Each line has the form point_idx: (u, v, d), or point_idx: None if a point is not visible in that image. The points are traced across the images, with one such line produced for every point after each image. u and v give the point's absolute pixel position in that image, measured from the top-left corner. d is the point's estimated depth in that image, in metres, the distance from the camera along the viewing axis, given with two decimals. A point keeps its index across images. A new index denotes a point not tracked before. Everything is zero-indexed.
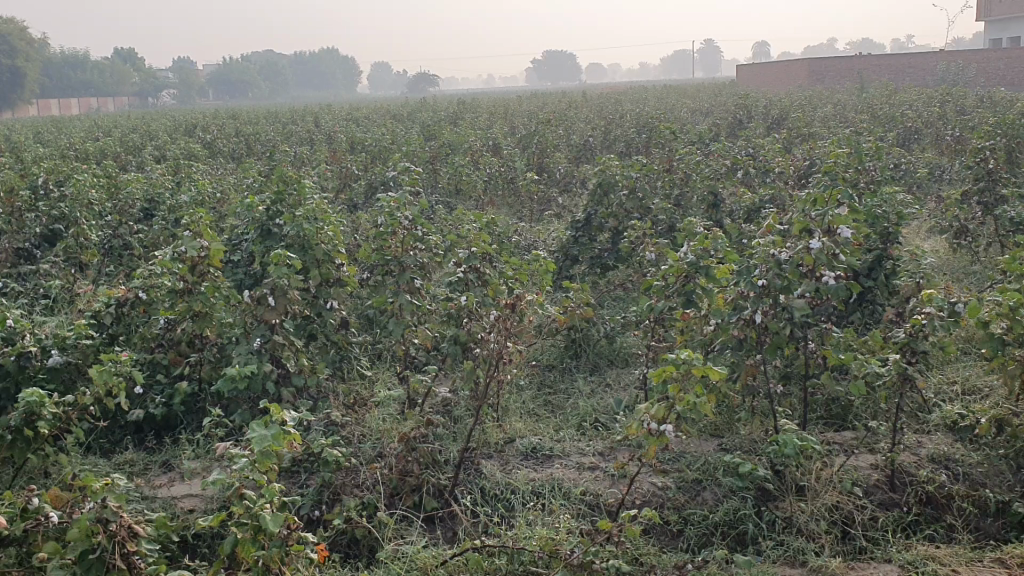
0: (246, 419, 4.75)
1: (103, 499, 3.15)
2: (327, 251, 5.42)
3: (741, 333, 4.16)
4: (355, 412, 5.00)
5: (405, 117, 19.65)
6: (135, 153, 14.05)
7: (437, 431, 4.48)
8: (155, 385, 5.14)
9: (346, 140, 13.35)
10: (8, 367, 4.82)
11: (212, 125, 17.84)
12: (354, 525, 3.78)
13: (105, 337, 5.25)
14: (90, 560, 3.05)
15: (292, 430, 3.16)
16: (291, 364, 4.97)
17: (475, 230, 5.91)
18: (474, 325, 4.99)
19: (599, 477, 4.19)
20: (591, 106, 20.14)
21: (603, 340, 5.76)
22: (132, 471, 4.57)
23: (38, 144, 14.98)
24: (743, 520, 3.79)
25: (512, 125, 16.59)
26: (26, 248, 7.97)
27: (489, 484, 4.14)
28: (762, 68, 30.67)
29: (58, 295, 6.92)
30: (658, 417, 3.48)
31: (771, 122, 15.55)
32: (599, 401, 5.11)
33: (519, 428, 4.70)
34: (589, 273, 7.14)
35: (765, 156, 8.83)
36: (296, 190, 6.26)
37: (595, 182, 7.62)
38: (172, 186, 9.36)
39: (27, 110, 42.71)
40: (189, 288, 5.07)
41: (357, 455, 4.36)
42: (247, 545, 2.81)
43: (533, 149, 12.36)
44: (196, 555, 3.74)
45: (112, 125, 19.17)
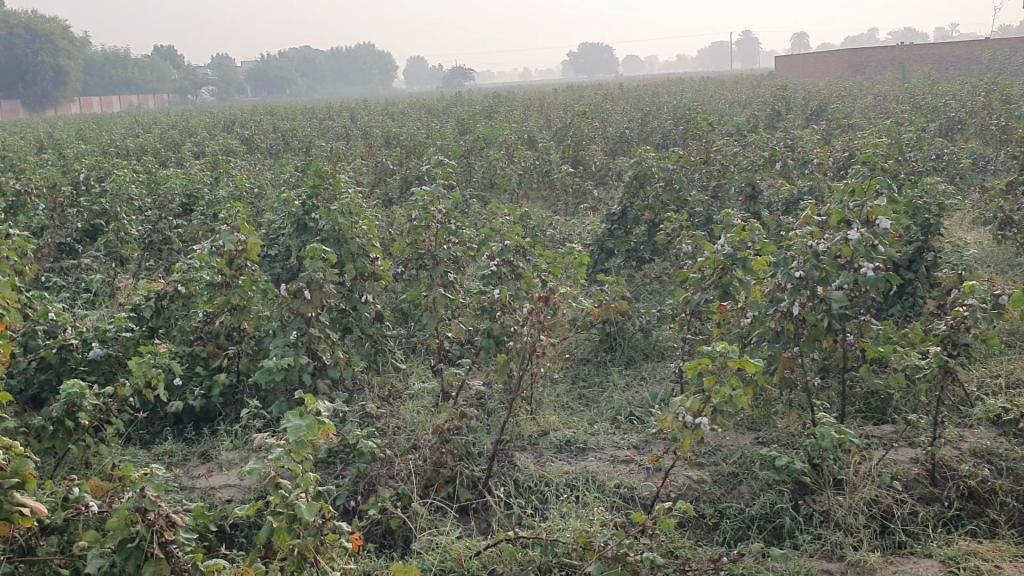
0: (283, 411, 4.79)
1: (142, 488, 3.17)
2: (362, 246, 5.48)
3: (777, 326, 4.11)
4: (390, 405, 5.02)
5: (439, 112, 19.71)
6: (175, 150, 14.24)
7: (471, 423, 4.49)
8: (193, 377, 5.19)
9: (381, 135, 13.41)
10: (51, 360, 4.91)
11: (250, 122, 18.01)
12: (389, 515, 3.79)
13: (145, 330, 5.33)
14: (128, 549, 3.09)
15: (328, 421, 3.13)
16: (326, 356, 4.99)
17: (509, 223, 5.90)
18: (507, 318, 4.98)
19: (633, 470, 4.16)
20: (627, 99, 20.01)
21: (638, 334, 5.72)
22: (171, 462, 4.62)
23: (80, 141, 15.26)
24: (779, 514, 3.75)
25: (548, 118, 16.58)
26: (69, 242, 8.11)
27: (523, 477, 4.13)
28: (801, 58, 30.31)
29: (100, 289, 7.04)
30: (693, 410, 3.44)
31: (810, 114, 15.35)
32: (634, 394, 5.08)
33: (553, 420, 4.69)
34: (625, 266, 7.10)
35: (802, 147, 8.72)
36: (331, 185, 6.31)
37: (631, 174, 7.59)
38: (210, 181, 9.49)
39: (70, 109, 43.47)
40: (227, 281, 5.16)
41: (392, 447, 4.37)
42: (283, 534, 2.80)
43: (569, 141, 12.33)
44: (233, 545, 3.80)
45: (152, 124, 19.43)
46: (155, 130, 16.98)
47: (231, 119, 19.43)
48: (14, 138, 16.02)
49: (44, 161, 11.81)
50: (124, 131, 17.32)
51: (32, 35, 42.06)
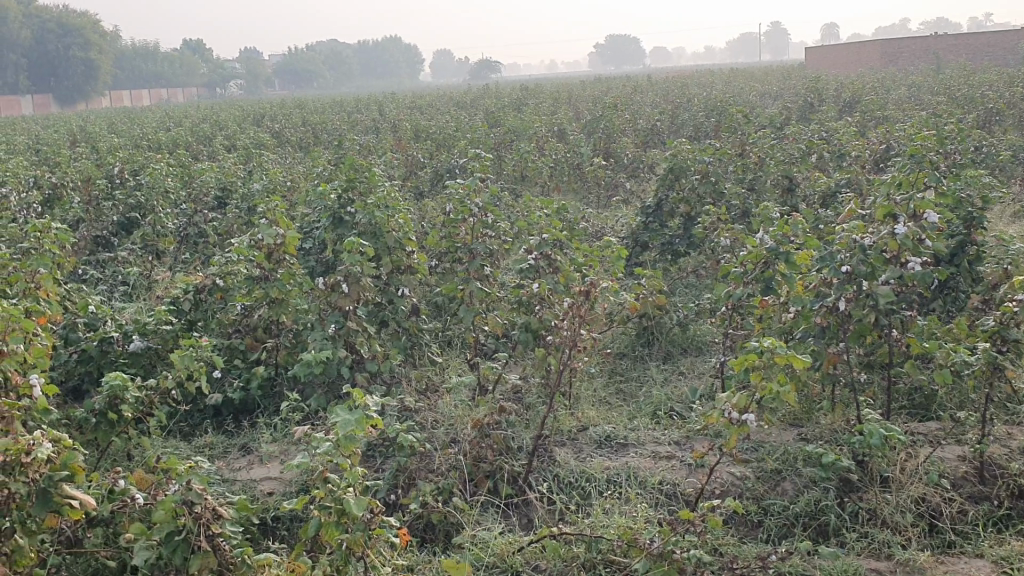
0: (321, 404, 4.80)
1: (188, 481, 3.20)
2: (398, 239, 5.48)
3: (823, 321, 4.01)
4: (428, 399, 5.01)
5: (467, 104, 19.70)
6: (207, 144, 14.34)
7: (509, 418, 4.48)
8: (233, 369, 5.22)
9: (411, 128, 13.41)
10: (92, 352, 4.96)
11: (280, 116, 18.11)
12: (430, 509, 3.79)
13: (184, 323, 5.36)
14: (176, 541, 3.11)
15: (376, 415, 3.13)
16: (364, 349, 4.98)
17: (547, 217, 5.87)
18: (545, 312, 4.95)
19: (675, 466, 4.13)
20: (657, 91, 19.87)
21: (676, 328, 5.67)
22: (212, 454, 4.64)
23: (112, 135, 15.40)
24: (825, 511, 3.71)
25: (578, 111, 16.52)
26: (105, 235, 8.18)
27: (564, 472, 4.11)
28: (831, 49, 29.98)
29: (137, 281, 7.10)
30: (739, 407, 3.43)
31: (843, 106, 15.19)
32: (673, 389, 5.04)
33: (592, 415, 4.66)
34: (660, 259, 7.06)
35: (839, 139, 8.62)
36: (367, 178, 6.32)
37: (666, 166, 7.53)
38: (243, 174, 9.53)
39: (100, 102, 43.87)
40: (265, 275, 5.19)
41: (431, 441, 4.37)
42: (331, 529, 2.80)
43: (600, 134, 12.27)
44: (275, 538, 3.83)
45: (183, 118, 19.58)
46: (186, 124, 17.12)
47: (261, 112, 19.53)
48: (48, 132, 16.19)
49: (79, 155, 11.93)
50: (155, 125, 17.47)
51: (63, 29, 42.45)
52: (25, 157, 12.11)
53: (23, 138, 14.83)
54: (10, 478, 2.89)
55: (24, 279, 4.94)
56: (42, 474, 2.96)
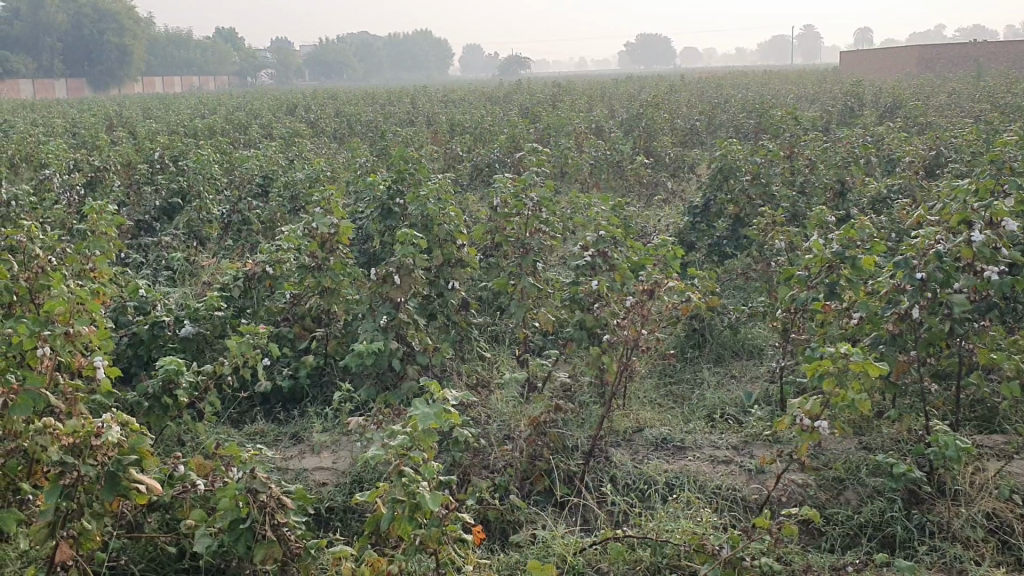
0: (371, 396, 4.76)
1: (253, 469, 3.13)
2: (449, 232, 5.40)
3: (894, 328, 3.93)
4: (478, 393, 4.96)
5: (500, 100, 19.60)
6: (243, 131, 14.36)
7: (564, 417, 4.43)
8: (282, 357, 5.21)
9: (447, 121, 13.37)
10: (143, 336, 4.90)
11: (314, 106, 18.11)
12: (486, 506, 3.75)
13: (235, 309, 5.33)
14: (239, 530, 3.07)
15: (453, 409, 3.14)
16: (416, 341, 4.91)
17: (602, 214, 5.79)
18: (601, 309, 4.87)
19: (734, 471, 4.07)
20: (693, 91, 19.71)
21: (727, 331, 5.60)
22: (263, 442, 4.61)
23: (149, 120, 15.45)
24: (891, 523, 3.64)
25: (614, 109, 16.41)
26: (148, 220, 8.16)
27: (621, 474, 4.06)
28: (867, 54, 29.68)
29: (181, 266, 7.07)
30: (811, 412, 3.38)
31: (883, 111, 15.00)
32: (726, 393, 4.97)
33: (647, 416, 4.60)
34: (706, 260, 6.98)
35: (889, 144, 8.47)
36: (416, 170, 6.27)
37: (716, 166, 7.43)
38: (285, 163, 9.50)
39: (132, 88, 44.16)
40: (318, 264, 5.18)
41: (485, 436, 4.32)
42: (404, 524, 2.78)
43: (640, 132, 12.16)
44: (329, 528, 3.82)
45: (217, 105, 19.67)
46: (220, 111, 17.15)
47: (294, 101, 19.58)
48: (85, 115, 16.26)
49: (118, 138, 11.96)
50: (189, 112, 17.53)
51: (99, 14, 42.86)
52: (65, 140, 12.16)
53: (61, 121, 14.91)
54: (79, 460, 2.85)
55: (79, 262, 4.90)
56: (110, 457, 2.88)
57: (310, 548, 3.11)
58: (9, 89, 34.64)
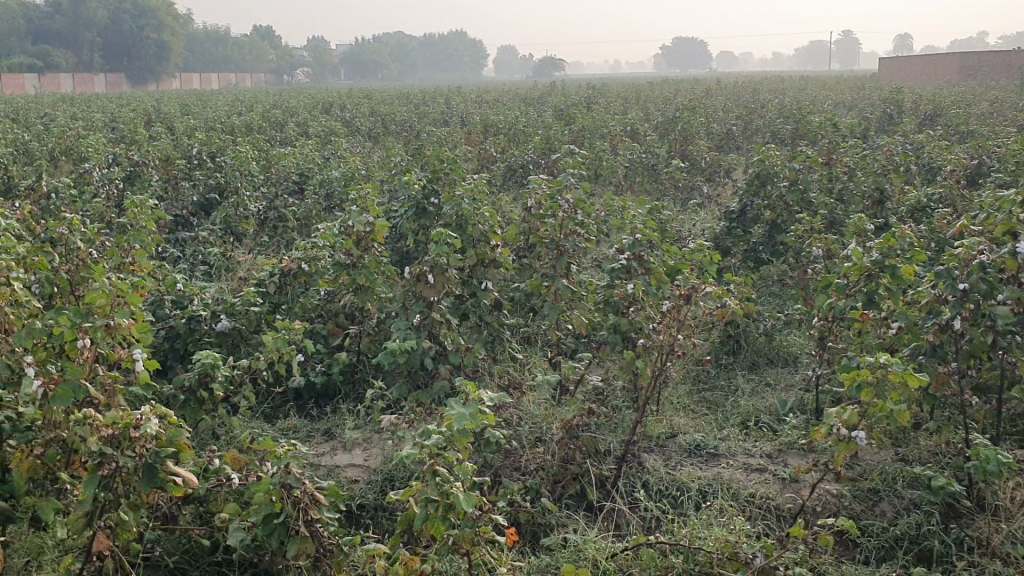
0: (403, 394, 4.76)
1: (288, 464, 3.14)
2: (484, 232, 5.38)
3: (935, 340, 3.87)
4: (511, 394, 4.94)
5: (535, 101, 19.55)
6: (279, 128, 14.45)
7: (598, 421, 4.41)
8: (315, 353, 5.22)
9: (482, 121, 13.35)
10: (181, 330, 4.94)
11: (349, 105, 18.23)
12: (518, 508, 3.74)
13: (270, 305, 5.36)
14: (274, 525, 3.09)
15: (488, 411, 3.14)
16: (448, 341, 4.87)
17: (638, 217, 5.75)
18: (637, 313, 4.82)
19: (768, 480, 4.04)
20: (729, 95, 19.54)
21: (762, 338, 5.55)
22: (295, 438, 4.63)
23: (186, 115, 15.61)
24: (928, 537, 3.60)
25: (650, 112, 16.31)
26: (185, 215, 8.22)
27: (654, 480, 4.04)
28: (906, 61, 29.31)
29: (218, 262, 7.12)
30: (849, 423, 3.34)
31: (923, 118, 14.78)
32: (761, 401, 4.93)
33: (681, 422, 4.57)
34: (742, 266, 6.91)
35: (931, 153, 8.33)
36: (451, 170, 6.25)
37: (753, 171, 7.35)
38: (320, 160, 9.53)
39: (170, 84, 44.69)
40: (353, 262, 5.20)
41: (517, 438, 4.31)
42: (437, 524, 2.80)
43: (676, 136, 12.08)
44: (359, 525, 3.84)
45: (252, 102, 19.82)
46: (257, 108, 17.29)
47: (330, 101, 19.73)
48: (124, 110, 16.44)
49: (156, 134, 12.07)
50: (226, 108, 17.67)
51: (138, 10, 43.48)
52: (104, 134, 12.29)
53: (101, 115, 15.10)
54: (118, 451, 2.86)
55: (120, 255, 4.93)
56: (148, 449, 2.89)
57: (342, 544, 3.11)
58: (50, 83, 35.23)
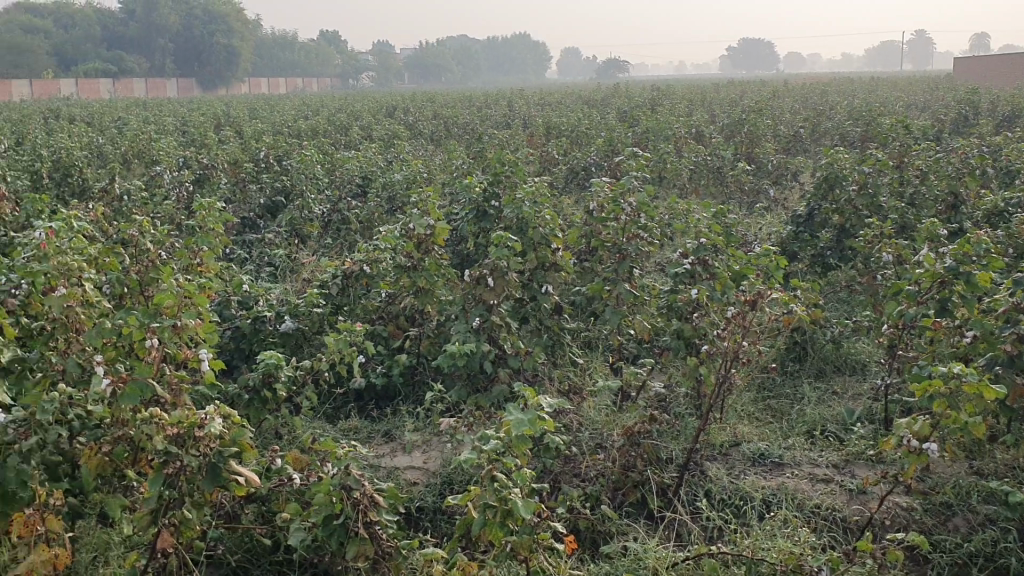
0: (462, 397, 4.76)
1: (348, 466, 3.15)
2: (545, 235, 5.35)
3: (1012, 350, 3.73)
4: (571, 399, 4.90)
5: (599, 104, 19.47)
6: (344, 131, 14.64)
7: (660, 428, 4.35)
8: (376, 355, 5.25)
9: (544, 124, 13.34)
10: (246, 330, 5.02)
11: (413, 108, 18.39)
12: (577, 515, 3.71)
13: (332, 306, 5.41)
14: (333, 526, 3.10)
15: (548, 417, 3.11)
16: (508, 344, 4.86)
17: (702, 220, 5.66)
18: (701, 319, 4.74)
19: (835, 491, 3.94)
20: (796, 97, 19.20)
21: (829, 345, 5.42)
22: (356, 439, 4.66)
23: (255, 119, 15.94)
24: (1004, 554, 3.46)
25: (715, 114, 16.11)
26: (251, 217, 8.37)
27: (716, 488, 3.97)
28: (982, 61, 28.48)
29: (283, 263, 7.23)
30: (920, 434, 3.23)
31: (1001, 120, 14.31)
32: (828, 409, 4.81)
33: (745, 431, 4.48)
34: (809, 271, 6.77)
35: (1008, 155, 8.06)
36: (513, 172, 6.23)
37: (821, 174, 7.19)
38: (384, 163, 9.61)
39: (239, 89, 45.66)
40: (414, 264, 5.21)
41: (577, 444, 4.28)
42: (496, 529, 2.78)
43: (742, 138, 11.91)
44: (418, 528, 3.84)
45: (319, 106, 20.15)
46: (323, 112, 17.55)
47: (394, 104, 19.94)
48: (194, 114, 16.84)
49: (226, 138, 12.33)
50: (293, 112, 17.98)
51: (209, 16, 44.58)
52: (176, 138, 12.60)
53: (173, 120, 15.49)
54: (183, 450, 2.91)
55: (188, 256, 5.02)
56: (212, 449, 2.93)
57: (400, 547, 3.11)
58: (125, 88, 36.35)
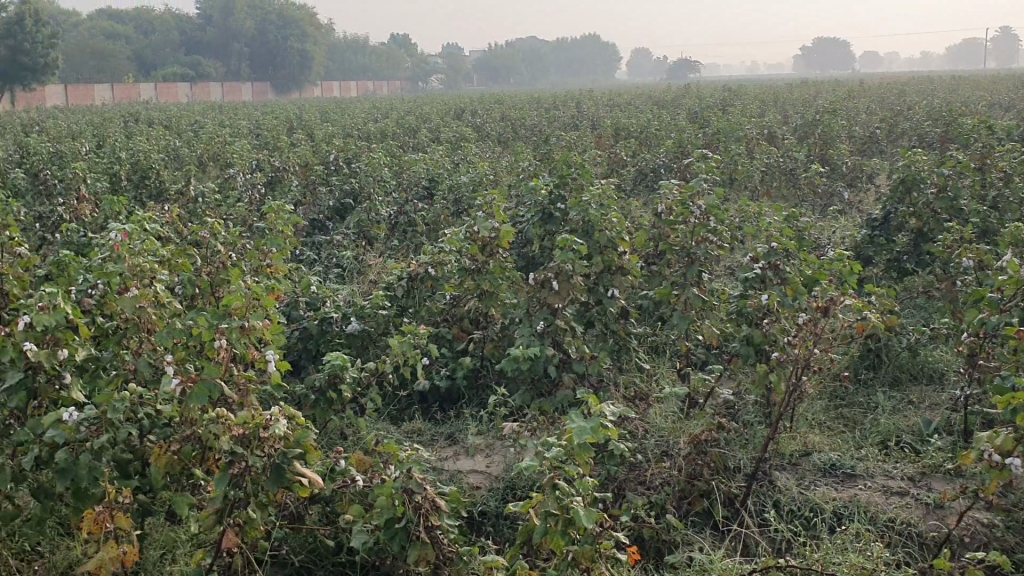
0: (525, 402, 4.74)
1: (410, 469, 3.15)
2: (611, 239, 5.29)
3: None
4: (636, 405, 4.84)
5: (669, 104, 19.26)
6: (413, 133, 14.75)
7: (727, 436, 4.26)
8: (440, 357, 5.26)
9: (613, 124, 13.24)
10: (313, 331, 5.07)
11: (481, 110, 18.45)
12: (641, 523, 3.65)
13: (398, 308, 5.43)
14: (395, 529, 3.10)
15: (611, 424, 3.06)
16: (573, 349, 4.80)
17: (773, 224, 5.53)
18: (771, 325, 4.62)
19: (909, 505, 3.81)
20: (874, 96, 18.70)
21: (905, 353, 5.25)
22: (419, 441, 4.68)
23: (326, 122, 16.18)
24: None
25: (789, 114, 15.79)
26: (320, 219, 8.49)
27: (785, 499, 3.87)
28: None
29: (350, 265, 7.30)
30: (1003, 449, 3.09)
31: None
32: (903, 419, 4.66)
33: (816, 440, 4.37)
34: (884, 276, 6.57)
35: None
36: (580, 174, 6.18)
37: (899, 176, 6.97)
38: (451, 165, 9.65)
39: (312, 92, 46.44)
40: (479, 267, 5.20)
41: (642, 451, 4.21)
42: (557, 538, 2.75)
43: (816, 139, 11.65)
44: (480, 532, 3.83)
45: (389, 108, 20.37)
46: (393, 115, 17.72)
47: (462, 106, 20.01)
48: (268, 117, 17.17)
49: (297, 140, 12.53)
50: (363, 115, 18.19)
51: (283, 21, 45.45)
52: (249, 141, 12.85)
53: (247, 123, 15.83)
54: (247, 450, 2.93)
55: (258, 258, 5.10)
56: (277, 449, 2.95)
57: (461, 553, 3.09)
58: (202, 92, 37.29)
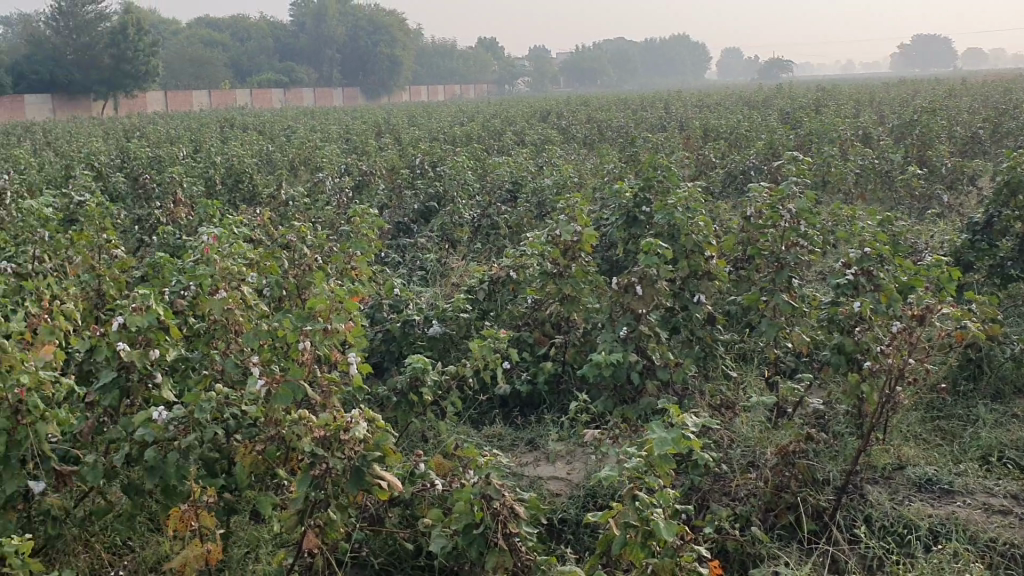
0: (607, 408, 4.67)
1: (488, 475, 3.12)
2: (697, 243, 5.18)
3: None
4: (721, 414, 4.72)
5: (760, 105, 18.86)
6: (498, 136, 14.79)
7: (816, 447, 4.12)
8: (522, 361, 5.23)
9: (700, 126, 13.03)
10: (396, 334, 5.11)
11: (567, 113, 18.38)
12: (725, 536, 3.55)
13: (479, 312, 5.43)
14: (473, 535, 3.09)
15: (694, 435, 2.99)
16: (656, 355, 4.71)
17: (867, 228, 5.33)
18: (864, 332, 4.45)
19: (1012, 525, 3.62)
20: (977, 95, 17.95)
21: (1009, 364, 4.99)
22: (500, 446, 4.66)
23: (413, 126, 16.35)
24: None
25: (886, 113, 15.27)
26: (405, 222, 8.62)
27: (877, 514, 3.72)
28: None
29: (434, 268, 7.34)
30: None
31: None
32: (1006, 434, 4.43)
33: (911, 453, 4.19)
34: (986, 283, 6.27)
35: None
36: (665, 177, 6.07)
37: (1003, 178, 6.64)
38: (536, 168, 9.63)
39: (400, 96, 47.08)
40: (561, 271, 5.16)
41: (727, 461, 4.10)
42: (637, 550, 2.70)
43: (913, 140, 11.24)
44: (560, 540, 3.79)
45: (476, 112, 20.50)
46: (480, 118, 17.80)
47: (549, 109, 19.98)
48: (358, 121, 17.46)
49: (385, 144, 12.70)
50: (450, 119, 18.34)
51: (373, 26, 46.22)
52: (338, 145, 13.08)
53: (337, 127, 16.12)
54: (328, 452, 2.95)
55: (343, 260, 5.15)
56: (357, 452, 2.96)
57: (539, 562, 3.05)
58: (295, 98, 38.18)
